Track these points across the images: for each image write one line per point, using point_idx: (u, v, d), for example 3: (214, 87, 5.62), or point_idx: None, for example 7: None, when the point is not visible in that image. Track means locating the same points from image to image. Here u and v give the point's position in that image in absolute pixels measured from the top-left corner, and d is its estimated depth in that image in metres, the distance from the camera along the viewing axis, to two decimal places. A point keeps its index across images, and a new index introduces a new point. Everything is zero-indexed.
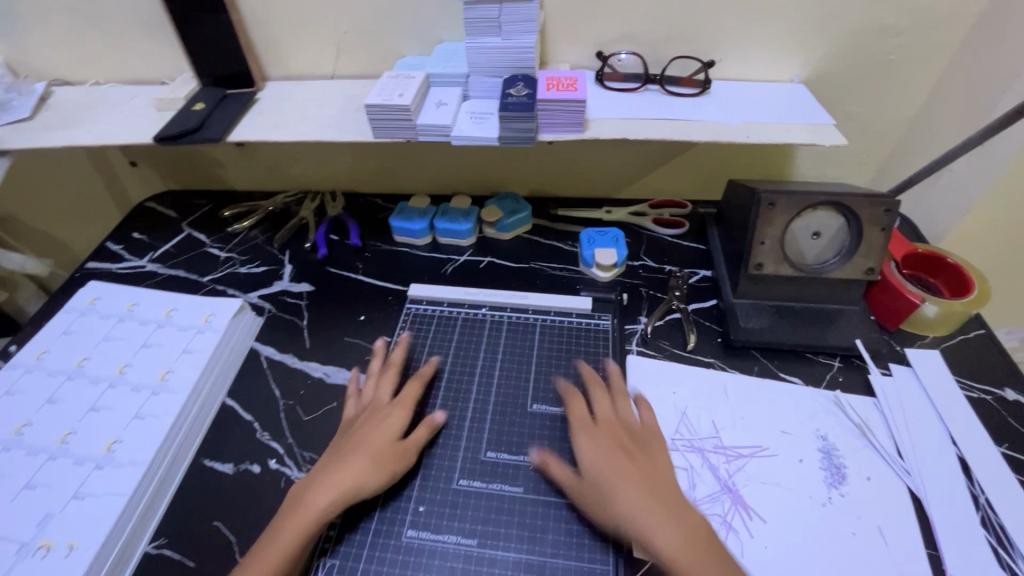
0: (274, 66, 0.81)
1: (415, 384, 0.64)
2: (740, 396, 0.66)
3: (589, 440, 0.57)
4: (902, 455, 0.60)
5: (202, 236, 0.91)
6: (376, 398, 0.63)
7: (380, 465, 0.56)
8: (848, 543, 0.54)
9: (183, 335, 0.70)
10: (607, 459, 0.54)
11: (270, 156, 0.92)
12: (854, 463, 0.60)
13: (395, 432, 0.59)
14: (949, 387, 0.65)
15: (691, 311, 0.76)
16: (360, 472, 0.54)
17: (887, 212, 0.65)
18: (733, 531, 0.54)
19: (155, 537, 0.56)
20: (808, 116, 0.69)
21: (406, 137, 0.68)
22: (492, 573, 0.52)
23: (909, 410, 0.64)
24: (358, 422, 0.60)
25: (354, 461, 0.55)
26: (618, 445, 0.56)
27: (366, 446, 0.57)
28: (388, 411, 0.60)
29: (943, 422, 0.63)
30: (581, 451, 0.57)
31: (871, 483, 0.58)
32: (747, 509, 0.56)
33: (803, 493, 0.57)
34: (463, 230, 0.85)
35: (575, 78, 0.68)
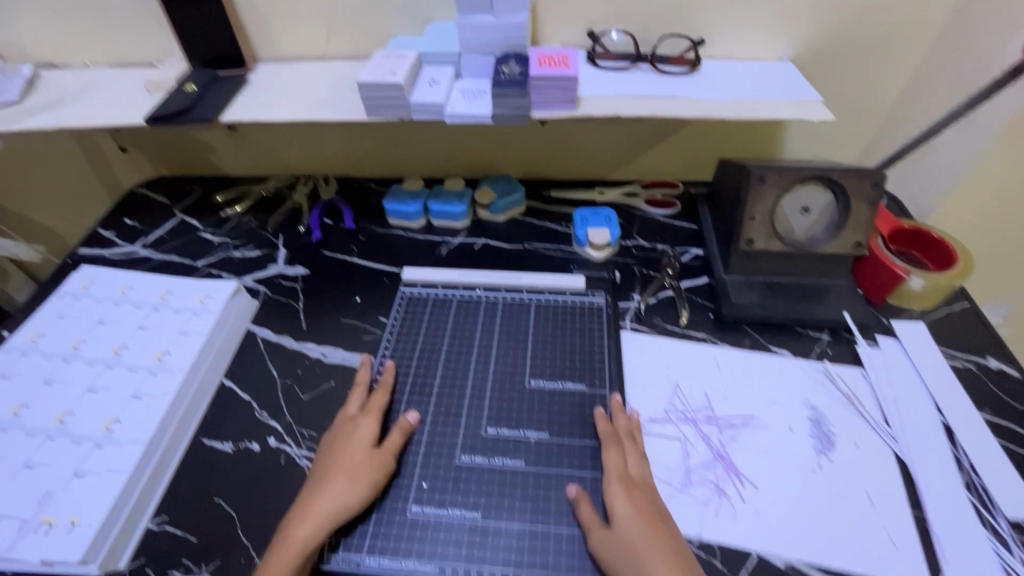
0: (265, 47, 0.80)
1: (381, 394, 0.62)
2: (732, 368, 0.67)
3: (625, 495, 0.52)
4: (889, 421, 0.62)
5: (195, 221, 0.91)
6: (345, 411, 0.60)
7: (357, 482, 0.54)
8: (837, 506, 0.55)
9: (179, 316, 0.70)
10: (639, 527, 0.50)
11: (262, 140, 0.92)
12: (843, 430, 0.61)
13: (366, 445, 0.57)
14: (934, 356, 0.67)
15: (683, 288, 0.77)
16: (338, 498, 0.53)
17: (874, 186, 0.66)
18: (726, 497, 0.56)
19: (156, 514, 0.56)
20: (797, 93, 0.70)
21: (399, 116, 0.68)
22: (497, 542, 0.53)
23: (896, 380, 0.65)
24: (329, 440, 0.58)
25: (333, 487, 0.53)
26: (651, 513, 0.51)
27: (340, 468, 0.54)
28: (357, 424, 0.59)
29: (927, 390, 0.64)
30: (615, 509, 0.52)
31: (859, 448, 0.60)
32: (739, 476, 0.57)
33: (794, 461, 0.59)
34: (457, 212, 0.85)
35: (567, 55, 0.68)
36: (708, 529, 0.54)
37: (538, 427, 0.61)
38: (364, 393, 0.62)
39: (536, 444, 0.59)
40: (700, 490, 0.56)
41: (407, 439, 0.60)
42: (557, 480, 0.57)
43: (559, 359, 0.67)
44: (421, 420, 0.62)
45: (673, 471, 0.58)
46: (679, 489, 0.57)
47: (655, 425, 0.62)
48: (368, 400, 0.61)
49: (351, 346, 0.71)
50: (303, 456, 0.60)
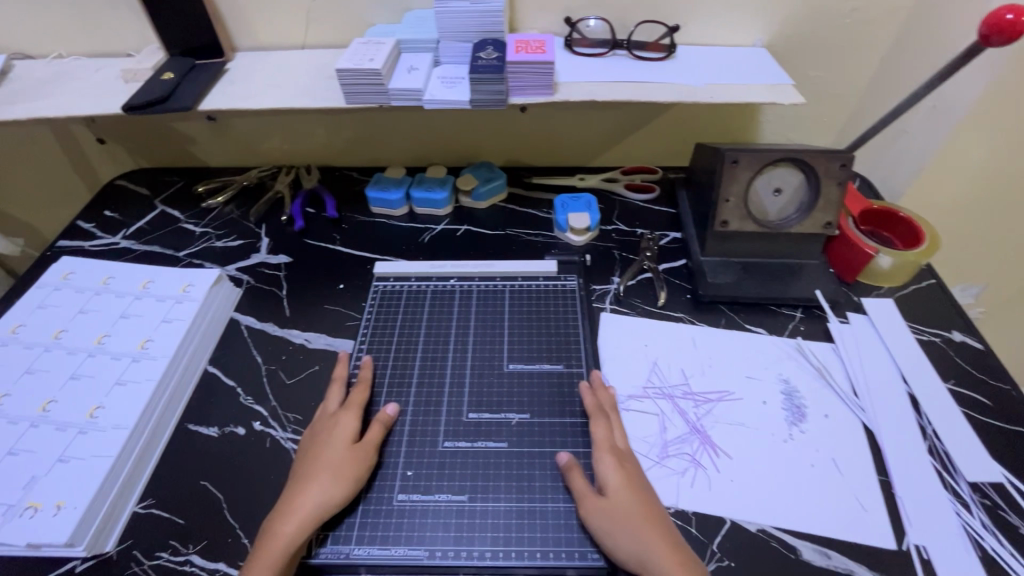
0: (243, 37, 0.80)
1: (360, 388, 0.61)
2: (708, 346, 0.69)
3: (615, 464, 0.53)
4: (857, 393, 0.64)
5: (176, 212, 0.90)
6: (324, 408, 0.59)
7: (341, 476, 0.53)
8: (808, 474, 0.57)
9: (162, 305, 0.70)
10: (627, 495, 0.51)
11: (242, 130, 0.91)
12: (813, 402, 0.64)
13: (348, 440, 0.55)
14: (900, 331, 0.70)
15: (662, 270, 0.79)
16: (322, 492, 0.51)
17: (842, 166, 0.68)
18: (702, 468, 0.58)
19: (142, 498, 0.57)
20: (769, 77, 0.72)
21: (378, 102, 0.68)
22: (486, 523, 0.53)
23: (864, 355, 0.67)
24: (309, 438, 0.56)
25: (316, 483, 0.52)
26: (638, 484, 0.52)
27: (322, 465, 0.53)
28: (338, 419, 0.57)
29: (893, 363, 0.67)
30: (610, 480, 0.52)
31: (829, 419, 0.62)
32: (715, 448, 0.59)
33: (767, 432, 0.61)
34: (439, 199, 0.86)
35: (544, 41, 0.69)
36: (685, 498, 0.55)
37: (518, 410, 0.61)
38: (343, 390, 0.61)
39: (517, 427, 0.60)
40: (677, 462, 0.58)
41: (389, 431, 0.59)
42: (541, 458, 0.57)
43: (535, 342, 0.68)
44: (401, 412, 0.61)
45: (650, 445, 0.59)
46: (657, 461, 0.58)
47: (633, 402, 0.63)
48: (348, 396, 0.60)
49: (335, 332, 0.72)
50: (288, 439, 0.61)
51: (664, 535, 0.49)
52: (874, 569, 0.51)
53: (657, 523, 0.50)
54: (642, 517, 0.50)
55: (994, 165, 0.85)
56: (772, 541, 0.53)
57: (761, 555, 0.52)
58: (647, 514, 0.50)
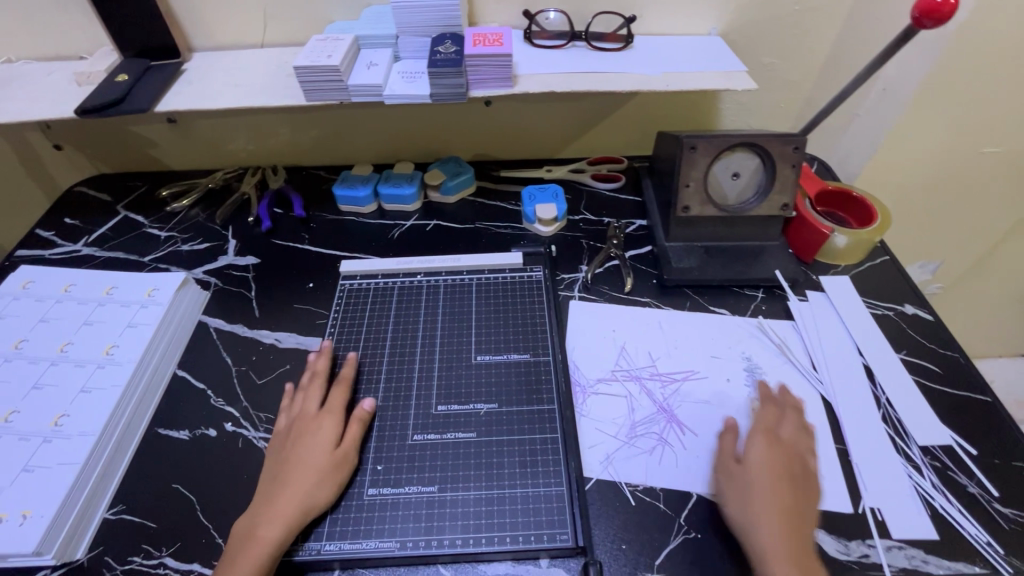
0: (199, 37, 0.79)
1: (341, 388, 0.61)
2: (674, 329, 0.71)
3: (765, 441, 0.57)
4: (816, 367, 0.67)
5: (140, 217, 0.89)
6: (304, 410, 0.59)
7: (325, 478, 0.53)
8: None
9: (126, 310, 0.69)
10: (763, 465, 0.55)
11: (205, 132, 0.90)
12: (775, 377, 0.66)
13: (330, 443, 0.56)
14: (856, 306, 0.72)
15: (628, 257, 0.80)
16: (307, 494, 0.52)
17: (796, 149, 0.70)
18: (668, 446, 0.59)
19: (113, 504, 0.57)
20: (724, 65, 0.74)
21: (339, 98, 0.68)
22: (456, 512, 0.54)
23: (821, 331, 0.70)
24: (288, 438, 0.57)
25: (298, 487, 0.52)
26: (788, 467, 0.55)
27: (303, 468, 0.53)
28: (319, 420, 0.57)
29: (850, 337, 0.69)
30: (753, 454, 0.56)
31: (789, 393, 0.64)
32: (681, 426, 0.61)
33: (731, 408, 0.63)
34: (407, 195, 0.86)
35: (501, 34, 0.70)
36: (653, 476, 0.57)
37: (485, 400, 0.62)
38: (323, 388, 0.61)
39: (485, 416, 0.60)
40: (644, 441, 0.60)
41: (367, 429, 0.59)
42: (508, 446, 0.58)
43: (502, 333, 0.69)
44: (379, 409, 0.61)
45: (619, 426, 0.61)
46: (625, 441, 0.60)
47: (601, 386, 0.65)
48: (328, 397, 0.60)
49: (306, 331, 0.72)
50: (259, 438, 0.61)
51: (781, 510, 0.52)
52: (832, 532, 0.54)
53: (779, 503, 0.52)
54: (767, 489, 0.53)
55: (943, 144, 0.88)
56: None
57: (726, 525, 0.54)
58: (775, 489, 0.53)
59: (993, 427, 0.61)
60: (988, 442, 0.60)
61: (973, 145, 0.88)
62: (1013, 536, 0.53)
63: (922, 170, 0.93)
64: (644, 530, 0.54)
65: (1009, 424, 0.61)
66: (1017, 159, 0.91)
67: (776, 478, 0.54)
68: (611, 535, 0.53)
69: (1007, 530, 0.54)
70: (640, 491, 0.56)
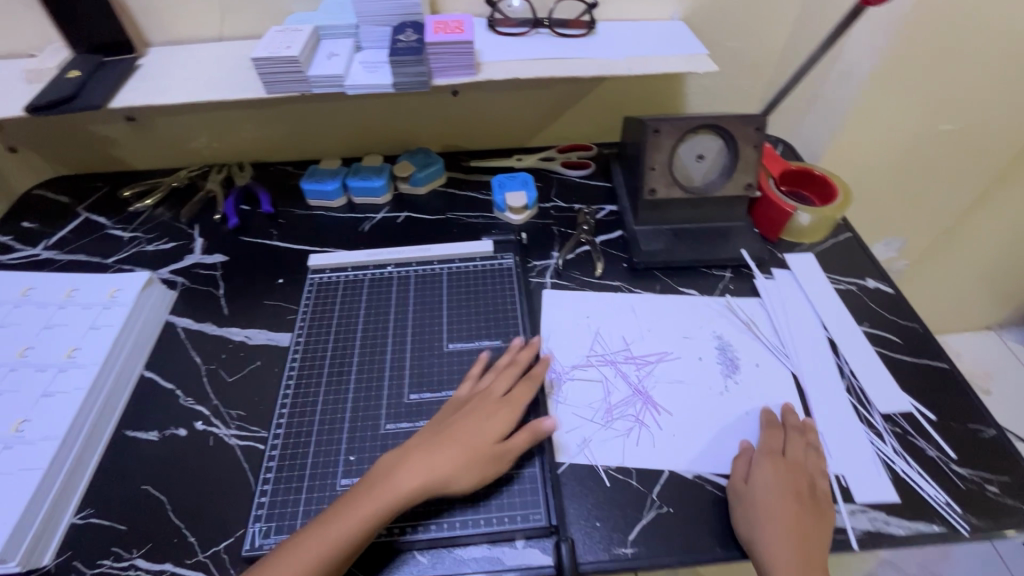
0: (154, 31, 0.77)
1: (528, 384, 0.61)
2: (646, 311, 0.72)
3: (776, 470, 0.54)
4: (783, 343, 0.68)
5: (102, 219, 0.87)
6: (489, 391, 0.60)
7: (474, 466, 0.53)
8: (745, 421, 0.61)
9: (88, 312, 0.68)
10: (781, 500, 0.52)
11: (166, 130, 0.88)
12: (746, 353, 0.67)
13: (495, 435, 0.55)
14: (821, 283, 0.74)
15: (599, 243, 0.81)
16: (456, 469, 0.52)
17: (757, 130, 0.72)
18: (645, 427, 0.60)
19: (80, 508, 0.55)
20: (685, 49, 0.75)
21: (300, 90, 0.68)
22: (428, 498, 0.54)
23: (790, 308, 0.72)
24: (463, 409, 0.58)
25: (451, 457, 0.53)
26: (798, 493, 0.53)
27: (464, 442, 0.54)
28: (496, 408, 0.57)
29: (816, 313, 0.71)
30: (761, 478, 0.54)
31: (760, 368, 0.66)
32: (656, 407, 0.62)
33: (704, 386, 0.64)
34: (376, 188, 0.85)
35: (462, 21, 0.69)
36: (629, 457, 0.58)
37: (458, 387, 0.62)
38: (512, 379, 0.61)
39: None
40: (621, 423, 0.60)
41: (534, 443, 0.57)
42: None
43: (474, 320, 0.69)
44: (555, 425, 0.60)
45: (595, 409, 0.62)
46: (602, 424, 0.60)
47: (577, 371, 0.65)
48: (514, 388, 0.60)
49: (276, 326, 0.71)
50: (231, 436, 0.60)
51: (803, 551, 0.50)
52: None
53: (800, 543, 0.51)
54: (788, 528, 0.51)
55: (901, 123, 0.90)
56: (707, 485, 0.56)
57: (697, 498, 0.55)
58: (796, 527, 0.51)
59: (950, 392, 0.63)
60: (945, 407, 0.62)
61: (931, 122, 0.90)
62: (969, 494, 0.55)
63: (883, 148, 0.95)
64: (616, 507, 0.55)
65: (964, 388, 0.64)
66: (972, 136, 0.93)
67: (795, 514, 0.52)
68: (585, 513, 0.54)
69: (962, 489, 0.56)
70: (612, 469, 0.57)
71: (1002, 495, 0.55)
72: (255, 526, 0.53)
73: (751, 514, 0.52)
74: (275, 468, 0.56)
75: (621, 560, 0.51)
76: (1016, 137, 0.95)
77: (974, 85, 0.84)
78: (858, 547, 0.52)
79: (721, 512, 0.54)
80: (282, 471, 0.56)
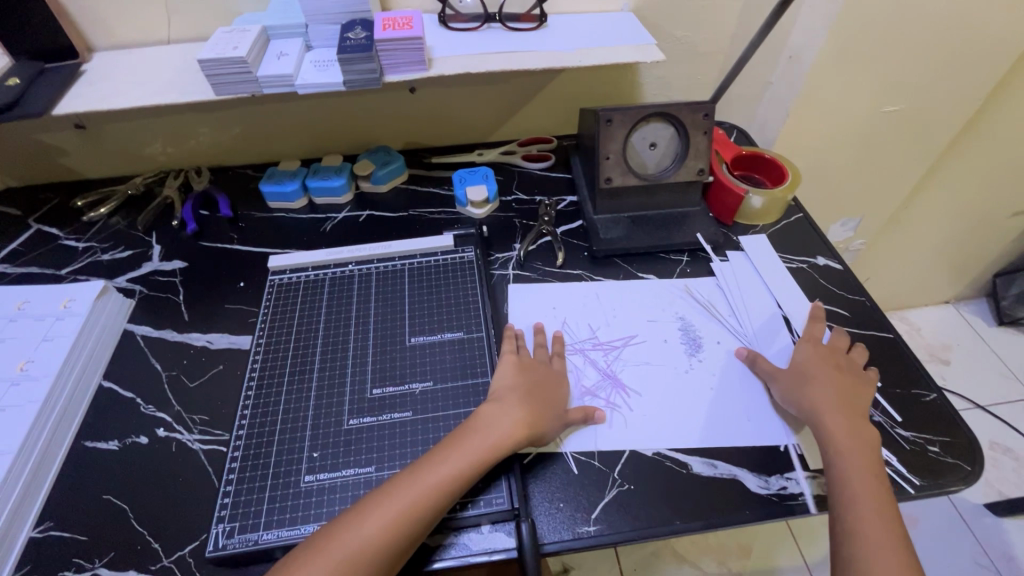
0: (98, 35, 0.76)
1: (562, 359, 0.65)
2: (609, 298, 0.73)
3: (813, 348, 0.63)
4: (739, 322, 0.70)
5: (55, 230, 0.85)
6: (539, 361, 0.63)
7: (554, 422, 0.58)
8: (710, 397, 0.62)
9: (41, 324, 0.67)
10: (821, 364, 0.61)
11: (118, 137, 0.87)
12: (708, 331, 0.69)
13: (564, 401, 0.60)
14: (771, 262, 0.77)
15: (559, 233, 0.82)
16: (543, 425, 0.56)
17: (705, 116, 0.74)
18: (616, 409, 0.62)
19: (39, 522, 0.55)
20: (634, 39, 0.76)
21: (250, 91, 0.67)
22: None
23: (745, 288, 0.74)
24: (532, 370, 0.61)
25: (538, 412, 0.57)
26: (836, 362, 0.62)
27: (547, 403, 0.58)
28: (556, 377, 0.62)
29: (770, 293, 0.73)
30: (800, 352, 0.63)
31: (722, 345, 0.68)
32: (625, 389, 0.63)
33: (669, 366, 0.66)
34: (337, 187, 0.85)
35: (411, 17, 0.70)
36: (602, 441, 0.59)
37: (421, 379, 0.63)
38: (546, 353, 0.65)
39: (421, 395, 0.61)
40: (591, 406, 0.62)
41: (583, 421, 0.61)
42: (443, 421, 0.59)
43: (436, 313, 0.70)
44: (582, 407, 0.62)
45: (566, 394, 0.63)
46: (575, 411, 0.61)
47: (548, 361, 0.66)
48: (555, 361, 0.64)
49: (238, 330, 0.70)
50: (194, 440, 0.60)
51: (845, 400, 0.58)
52: (752, 469, 0.57)
53: (842, 396, 0.58)
54: (830, 383, 0.59)
55: (847, 106, 0.93)
56: (666, 460, 0.58)
57: (657, 475, 0.57)
58: (838, 385, 0.59)
59: (896, 360, 0.66)
60: (891, 374, 0.65)
61: (875, 105, 0.94)
62: (912, 455, 0.58)
63: (833, 132, 0.98)
64: (580, 487, 0.56)
65: (907, 355, 0.67)
66: (915, 116, 0.97)
67: (835, 376, 0.60)
68: (549, 494, 0.56)
69: (906, 450, 0.58)
70: (577, 452, 0.58)
71: (943, 453, 0.58)
72: (218, 527, 0.53)
73: (795, 375, 0.61)
74: (238, 468, 0.56)
75: (584, 538, 0.53)
76: (956, 116, 0.99)
77: (913, 67, 0.88)
78: (811, 512, 0.55)
79: (680, 486, 0.56)
80: (245, 471, 0.56)
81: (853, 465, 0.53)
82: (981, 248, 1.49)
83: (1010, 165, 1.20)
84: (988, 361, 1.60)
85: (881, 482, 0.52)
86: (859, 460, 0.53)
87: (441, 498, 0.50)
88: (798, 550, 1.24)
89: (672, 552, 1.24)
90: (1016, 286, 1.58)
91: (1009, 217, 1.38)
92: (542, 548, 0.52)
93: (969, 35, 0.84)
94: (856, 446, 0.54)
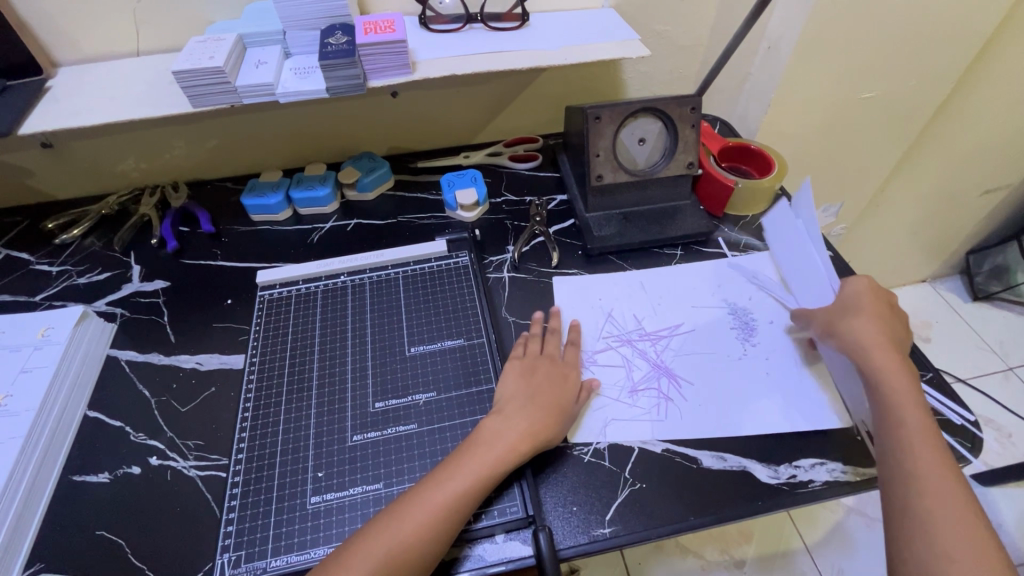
0: (62, 50, 0.72)
1: (573, 348, 0.64)
2: (654, 288, 0.73)
3: (866, 283, 0.61)
4: (768, 309, 0.70)
5: (25, 255, 0.81)
6: (549, 354, 0.63)
7: (561, 418, 0.57)
8: (765, 381, 0.63)
9: (17, 356, 0.64)
10: (871, 302, 0.59)
11: (88, 155, 0.83)
12: (759, 312, 0.70)
13: (574, 394, 0.60)
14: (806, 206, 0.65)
15: (553, 233, 0.81)
16: (551, 426, 0.56)
17: (692, 110, 0.74)
18: (672, 400, 0.61)
19: (29, 564, 0.52)
20: (617, 35, 0.76)
21: (229, 101, 0.65)
22: None
23: (795, 240, 0.68)
24: (539, 364, 0.61)
25: (546, 414, 0.56)
26: (883, 299, 0.61)
27: (554, 403, 0.57)
28: (567, 370, 0.61)
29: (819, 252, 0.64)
30: (848, 284, 0.62)
31: (773, 326, 0.68)
32: (677, 377, 0.64)
33: (722, 353, 0.66)
34: (322, 196, 0.83)
35: (392, 19, 0.68)
36: (662, 431, 0.59)
37: (425, 390, 0.62)
38: (554, 343, 0.64)
39: (425, 406, 0.60)
40: (646, 398, 0.62)
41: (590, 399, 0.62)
42: (451, 431, 0.58)
43: (434, 321, 0.68)
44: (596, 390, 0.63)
45: (619, 387, 0.63)
46: (628, 402, 0.61)
47: (599, 355, 0.66)
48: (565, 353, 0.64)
49: (229, 349, 0.68)
50: (190, 467, 0.58)
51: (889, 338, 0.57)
52: (763, 460, 0.57)
53: (889, 342, 0.56)
54: (874, 324, 0.57)
55: (826, 96, 0.95)
56: (677, 456, 0.57)
57: (668, 471, 0.56)
58: (882, 326, 0.58)
59: None
60: None
61: (854, 91, 0.95)
62: None
63: (813, 120, 0.99)
64: (592, 489, 0.55)
65: None
66: (891, 102, 0.99)
67: (878, 320, 0.58)
68: (562, 500, 0.55)
69: None
70: (589, 452, 0.58)
71: (946, 433, 0.59)
72: (223, 557, 0.51)
73: (839, 314, 0.59)
74: (239, 494, 0.54)
75: (601, 540, 0.52)
76: (930, 99, 1.01)
77: (889, 53, 0.89)
78: (819, 499, 0.55)
79: (692, 482, 0.56)
80: (247, 496, 0.54)
81: (901, 421, 0.51)
82: (955, 226, 1.53)
83: (983, 145, 1.24)
84: (966, 336, 1.65)
85: (934, 434, 0.50)
86: (908, 413, 0.51)
87: (461, 507, 0.49)
88: (798, 534, 1.26)
89: (676, 545, 1.25)
90: (989, 261, 1.64)
91: (980, 195, 1.42)
92: (559, 554, 0.51)
93: (941, 20, 0.86)
94: (905, 400, 0.52)
